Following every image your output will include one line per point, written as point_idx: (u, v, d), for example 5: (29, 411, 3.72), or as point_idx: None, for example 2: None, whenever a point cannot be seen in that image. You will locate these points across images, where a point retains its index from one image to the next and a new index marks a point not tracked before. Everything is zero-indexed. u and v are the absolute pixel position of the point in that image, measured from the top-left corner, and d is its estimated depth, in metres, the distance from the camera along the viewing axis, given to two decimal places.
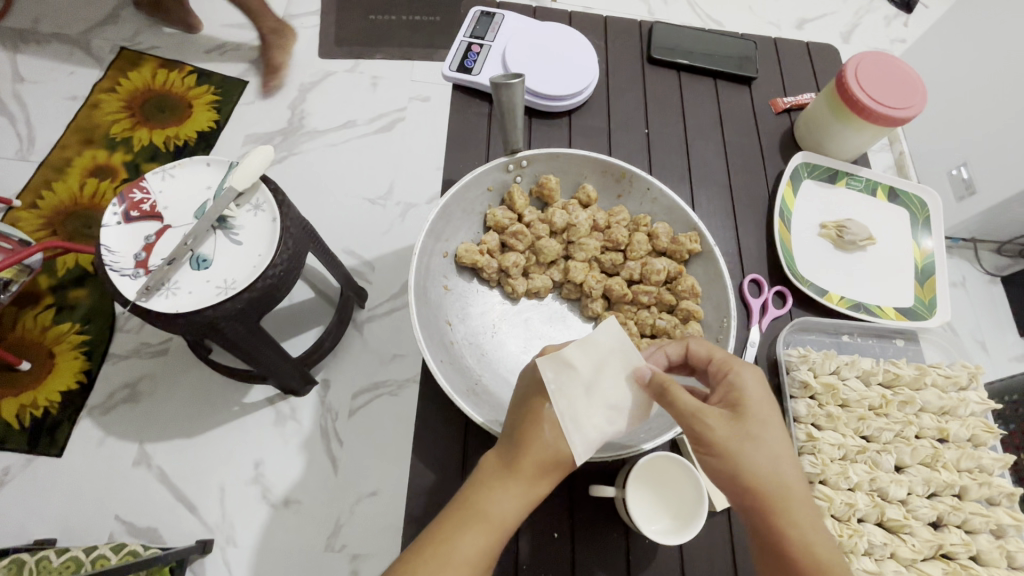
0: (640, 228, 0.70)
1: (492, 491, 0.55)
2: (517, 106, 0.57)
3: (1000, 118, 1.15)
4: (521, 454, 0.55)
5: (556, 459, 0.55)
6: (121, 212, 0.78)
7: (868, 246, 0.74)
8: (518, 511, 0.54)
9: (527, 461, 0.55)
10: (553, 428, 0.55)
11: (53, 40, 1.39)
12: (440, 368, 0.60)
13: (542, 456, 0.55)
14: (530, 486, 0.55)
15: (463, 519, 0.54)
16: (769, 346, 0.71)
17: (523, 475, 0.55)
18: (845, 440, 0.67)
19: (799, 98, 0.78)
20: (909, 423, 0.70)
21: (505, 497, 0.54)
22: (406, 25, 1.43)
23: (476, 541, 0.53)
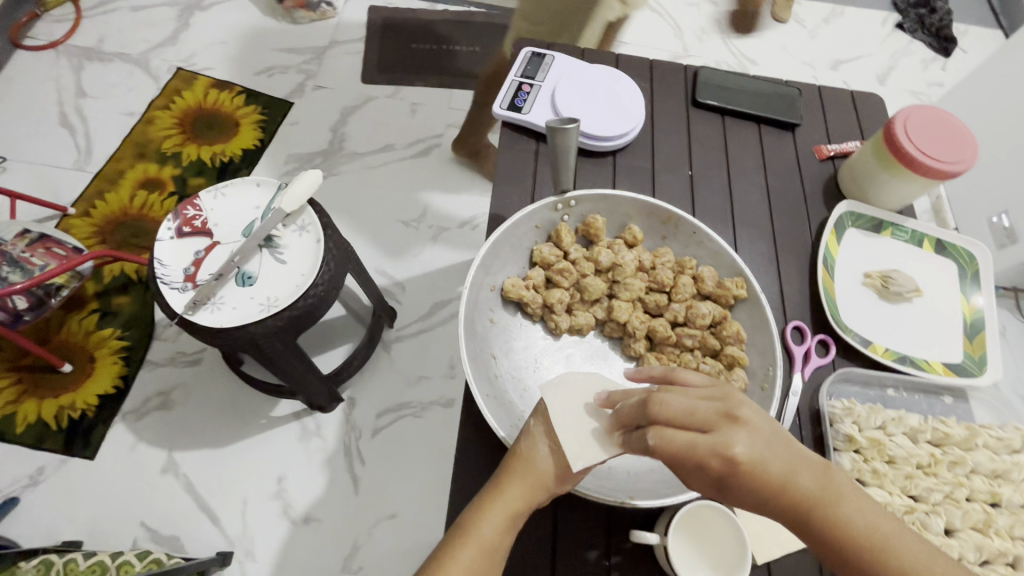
0: (685, 270, 0.61)
1: (477, 506, 0.46)
2: (571, 147, 0.54)
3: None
4: (504, 467, 0.47)
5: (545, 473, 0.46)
6: (175, 227, 0.81)
7: (917, 297, 0.63)
8: (506, 529, 0.45)
9: (511, 474, 0.47)
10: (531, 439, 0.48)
11: (117, 59, 1.48)
12: (489, 409, 0.52)
13: (524, 468, 0.47)
14: (517, 501, 0.46)
15: (451, 538, 0.45)
16: (811, 395, 0.58)
17: (509, 489, 0.46)
18: (893, 500, 0.53)
19: (846, 144, 0.70)
20: (961, 485, 0.56)
21: (492, 515, 0.45)
22: (446, 56, 1.51)
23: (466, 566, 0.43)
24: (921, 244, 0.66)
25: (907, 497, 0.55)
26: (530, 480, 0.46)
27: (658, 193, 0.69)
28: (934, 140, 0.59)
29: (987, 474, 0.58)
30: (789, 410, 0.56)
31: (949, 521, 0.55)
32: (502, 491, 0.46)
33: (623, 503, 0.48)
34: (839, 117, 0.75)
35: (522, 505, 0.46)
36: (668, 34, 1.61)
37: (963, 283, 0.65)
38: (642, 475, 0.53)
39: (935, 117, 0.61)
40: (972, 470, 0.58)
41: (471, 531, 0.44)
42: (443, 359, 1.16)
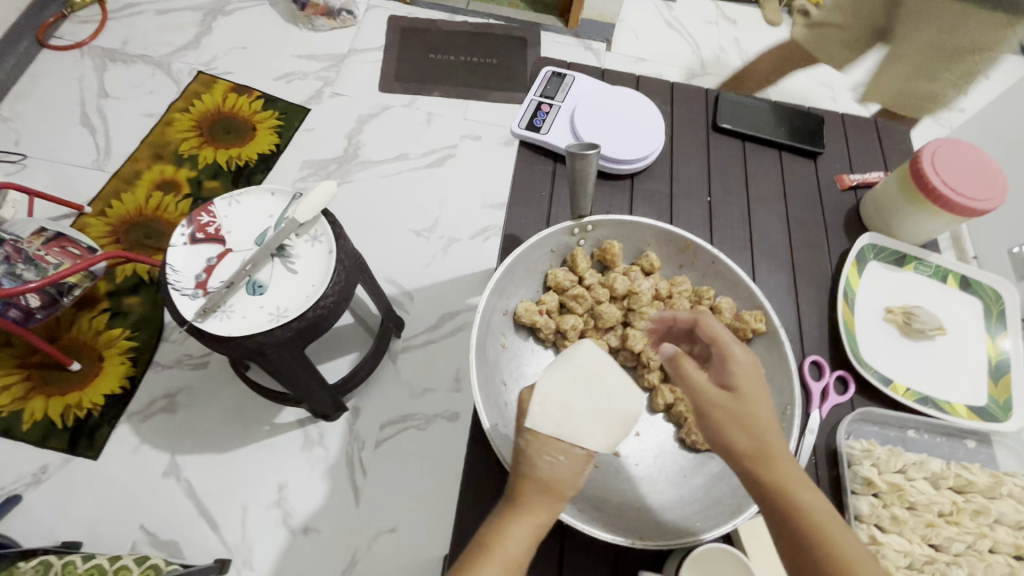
0: (702, 301, 0.60)
1: (496, 522, 0.43)
2: (590, 173, 0.53)
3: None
4: (514, 482, 0.45)
5: (557, 482, 0.44)
6: (188, 233, 0.82)
7: (940, 337, 0.61)
8: (530, 540, 0.42)
9: (524, 488, 0.44)
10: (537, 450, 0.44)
11: (139, 61, 1.50)
12: (499, 440, 0.52)
13: (535, 481, 0.44)
14: (535, 513, 0.43)
15: (469, 558, 0.41)
16: (829, 433, 0.56)
17: (526, 503, 0.43)
18: (912, 548, 0.52)
19: (869, 175, 0.69)
20: (984, 536, 0.55)
21: (514, 530, 0.42)
22: (463, 67, 1.52)
23: None
24: (945, 280, 0.65)
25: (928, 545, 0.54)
26: (544, 492, 0.43)
27: (675, 218, 0.68)
28: (970, 182, 0.58)
29: (1012, 524, 0.56)
30: (805, 449, 0.54)
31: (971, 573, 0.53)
32: (520, 505, 0.43)
33: (631, 545, 0.47)
34: (862, 146, 0.73)
35: (540, 518, 0.43)
36: (686, 52, 1.61)
37: (988, 324, 0.63)
38: (652, 514, 0.51)
39: (948, 154, 0.59)
40: (996, 520, 0.56)
41: (493, 548, 0.41)
42: (449, 372, 1.15)
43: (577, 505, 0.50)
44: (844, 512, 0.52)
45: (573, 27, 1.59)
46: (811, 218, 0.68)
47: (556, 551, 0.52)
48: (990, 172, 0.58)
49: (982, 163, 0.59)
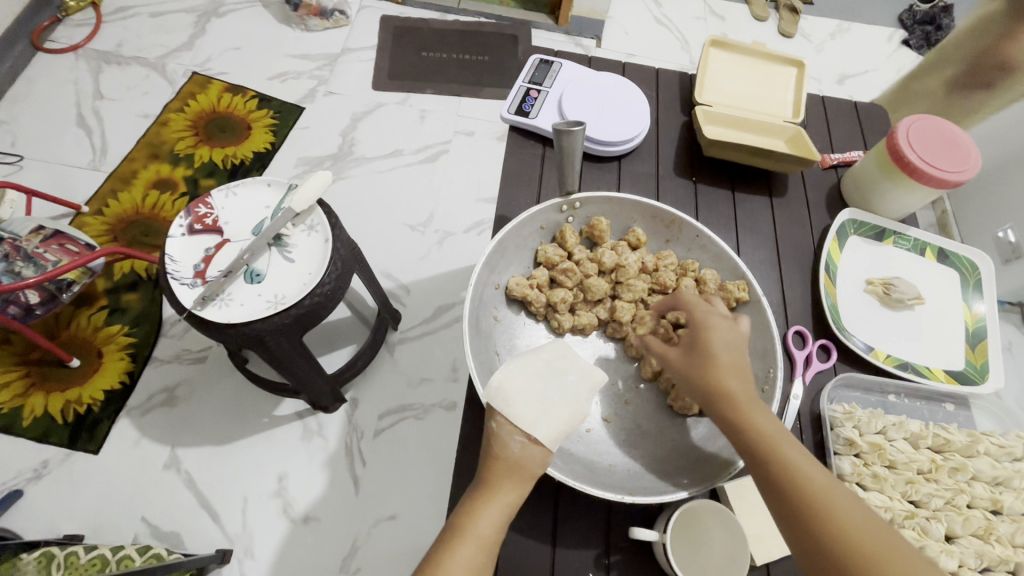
0: (688, 273, 0.62)
1: (468, 507, 0.44)
2: (577, 150, 0.54)
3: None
4: (486, 464, 0.46)
5: (524, 463, 0.46)
6: (186, 224, 0.83)
7: (919, 306, 0.63)
8: (503, 523, 0.44)
9: (495, 470, 0.45)
10: (502, 434, 0.46)
11: (134, 63, 1.51)
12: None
13: (504, 461, 0.46)
14: (506, 495, 0.45)
15: (444, 541, 0.43)
16: (812, 400, 0.58)
17: (497, 485, 0.45)
18: (893, 504, 0.54)
19: (848, 154, 0.71)
20: (961, 492, 0.57)
21: (486, 511, 0.44)
22: (456, 64, 1.54)
23: (465, 567, 0.41)
24: (922, 253, 0.67)
25: (907, 502, 0.56)
26: (514, 472, 0.45)
27: (661, 196, 0.70)
28: (946, 144, 0.61)
29: (988, 481, 0.59)
30: (789, 413, 0.57)
31: (950, 527, 0.55)
32: (492, 487, 0.45)
33: (621, 499, 0.48)
34: (843, 131, 0.76)
35: (511, 499, 0.45)
36: (675, 47, 1.63)
37: (964, 292, 0.65)
38: (641, 475, 0.53)
39: (921, 142, 0.61)
40: (973, 478, 0.58)
41: (467, 531, 0.43)
42: (445, 362, 1.17)
43: (569, 465, 0.52)
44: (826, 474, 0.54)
45: (563, 25, 1.62)
46: (795, 198, 0.70)
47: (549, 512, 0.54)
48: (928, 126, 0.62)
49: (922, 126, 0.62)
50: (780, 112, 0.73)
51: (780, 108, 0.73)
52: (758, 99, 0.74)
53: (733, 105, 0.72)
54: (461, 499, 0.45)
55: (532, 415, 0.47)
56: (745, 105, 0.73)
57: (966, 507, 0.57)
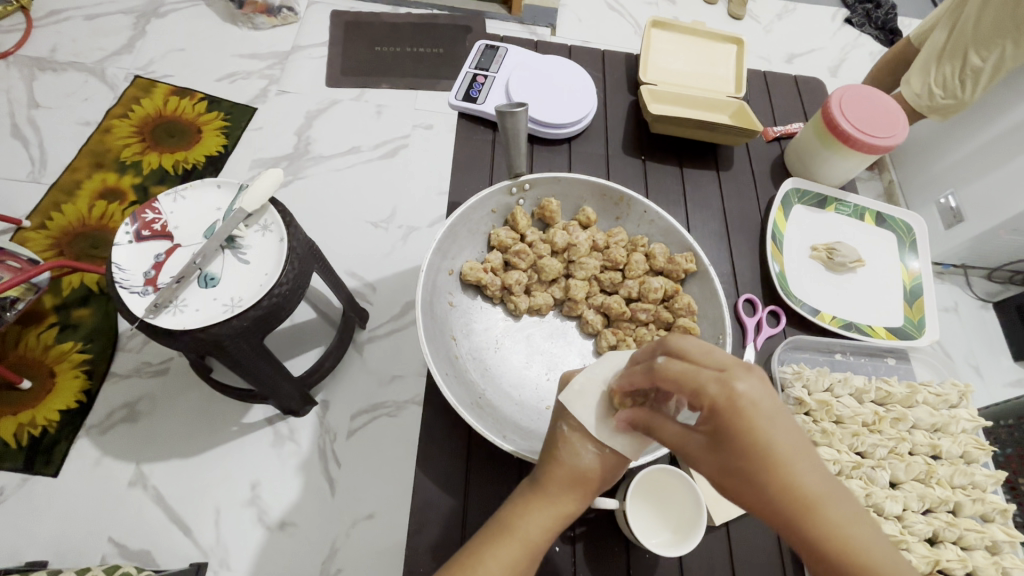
0: (637, 248, 0.65)
1: (523, 505, 0.48)
2: (520, 132, 0.56)
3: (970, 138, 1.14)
4: (549, 469, 0.49)
5: (589, 475, 0.48)
6: (133, 231, 0.80)
7: (859, 269, 0.69)
8: (552, 530, 0.47)
9: (556, 475, 0.48)
10: (571, 445, 0.48)
11: (70, 68, 1.44)
12: (448, 386, 0.54)
13: (570, 469, 0.48)
14: (561, 504, 0.48)
15: (490, 534, 0.47)
16: (763, 364, 0.64)
17: (555, 492, 0.48)
18: (840, 456, 0.60)
19: (789, 127, 0.75)
20: (903, 440, 0.63)
21: (537, 515, 0.47)
22: (410, 57, 1.51)
23: (505, 560, 0.45)
24: (863, 217, 0.73)
25: (855, 453, 0.62)
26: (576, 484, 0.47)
27: (612, 175, 0.72)
28: (872, 106, 0.66)
29: (926, 428, 0.65)
30: None
31: (894, 473, 0.62)
32: (550, 494, 0.48)
33: None
34: (785, 113, 0.79)
35: (568, 508, 0.48)
36: (628, 33, 1.65)
37: (902, 252, 0.72)
38: None
39: (863, 113, 0.65)
40: (913, 426, 0.65)
41: (515, 529, 0.46)
42: (417, 358, 1.16)
43: (531, 443, 0.55)
44: None
45: (516, 14, 1.61)
46: (740, 176, 0.74)
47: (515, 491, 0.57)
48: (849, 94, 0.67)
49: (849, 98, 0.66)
50: (724, 88, 0.75)
51: (723, 84, 0.75)
52: (701, 76, 0.76)
53: (676, 83, 0.74)
54: (516, 495, 0.49)
55: (607, 425, 0.48)
56: (689, 83, 0.75)
57: (907, 453, 0.64)
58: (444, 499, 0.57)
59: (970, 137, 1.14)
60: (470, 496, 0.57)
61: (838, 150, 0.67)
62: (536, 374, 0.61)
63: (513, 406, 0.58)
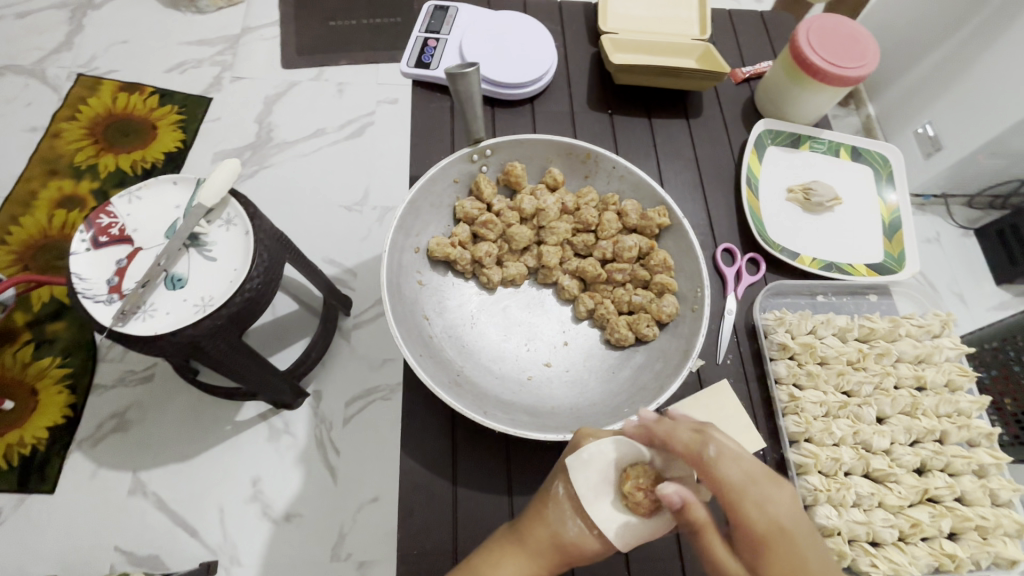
0: (609, 206, 0.63)
1: (499, 554, 0.49)
2: (476, 94, 0.54)
3: (946, 61, 1.12)
4: (533, 526, 0.50)
5: (569, 546, 0.49)
6: (89, 238, 0.76)
7: (836, 207, 0.68)
8: None
9: (537, 535, 0.49)
10: (559, 510, 0.49)
11: (8, 72, 1.37)
12: (423, 366, 0.53)
13: (553, 534, 0.49)
14: (534, 561, 0.49)
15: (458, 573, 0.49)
16: (746, 311, 0.64)
17: (534, 547, 0.49)
18: (827, 397, 0.60)
19: (758, 66, 0.73)
20: (887, 375, 0.63)
21: (511, 565, 0.48)
22: (367, 29, 1.44)
23: None
24: (838, 153, 0.72)
25: (841, 392, 0.62)
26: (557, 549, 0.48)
27: (580, 133, 0.70)
28: (835, 41, 0.63)
29: (910, 360, 0.65)
30: (726, 328, 0.62)
31: (880, 409, 0.62)
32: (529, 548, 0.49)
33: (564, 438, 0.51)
34: (753, 51, 0.77)
35: (542, 567, 0.49)
36: None
37: (879, 185, 0.71)
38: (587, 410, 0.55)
39: (830, 48, 0.63)
40: (898, 359, 0.65)
41: (487, 573, 0.48)
42: None
43: (513, 415, 0.54)
44: (765, 375, 0.61)
45: None
46: (711, 123, 0.72)
47: (503, 463, 0.57)
48: (809, 34, 0.64)
49: (812, 37, 0.64)
50: (688, 30, 0.72)
51: (686, 26, 0.72)
52: (663, 19, 0.72)
53: (637, 29, 0.71)
54: (492, 542, 0.50)
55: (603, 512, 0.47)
56: (650, 28, 0.72)
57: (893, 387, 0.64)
58: (434, 477, 0.57)
59: (948, 61, 1.11)
60: (459, 471, 0.57)
61: (809, 86, 0.65)
62: (515, 346, 0.60)
63: (493, 379, 0.57)
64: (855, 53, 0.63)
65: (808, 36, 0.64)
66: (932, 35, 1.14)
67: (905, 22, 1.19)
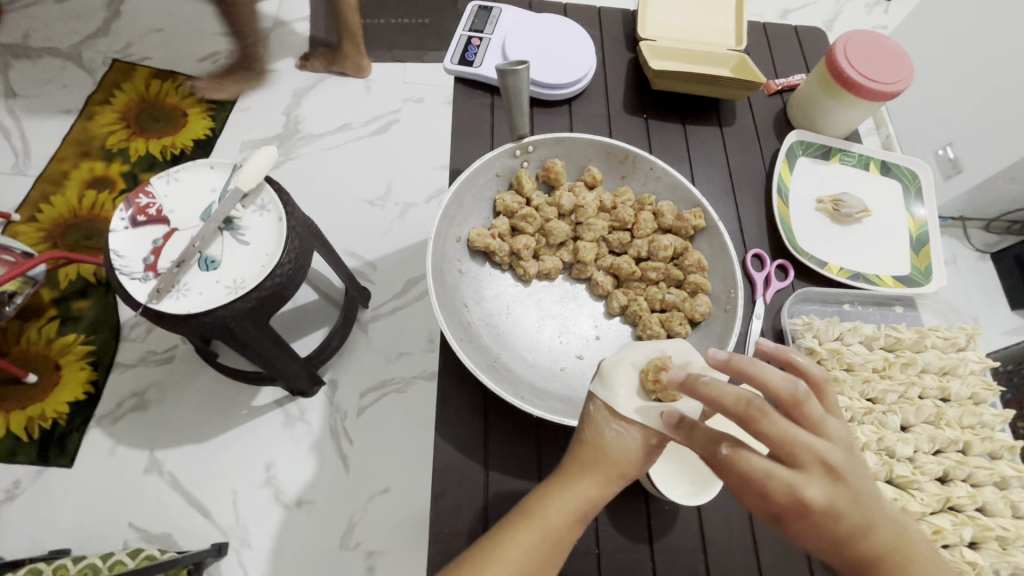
0: (645, 206, 0.64)
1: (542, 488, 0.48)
2: (522, 90, 0.55)
3: (971, 82, 1.12)
4: (575, 451, 0.49)
5: (606, 458, 0.48)
6: (128, 217, 0.78)
7: (865, 219, 0.69)
8: (572, 515, 0.46)
9: (578, 456, 0.48)
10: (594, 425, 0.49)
11: (46, 55, 1.40)
12: (462, 349, 0.54)
13: (592, 449, 0.48)
14: (580, 485, 0.47)
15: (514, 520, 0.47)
16: (774, 317, 0.66)
17: (575, 472, 0.47)
18: (852, 403, 0.61)
19: (791, 78, 0.75)
20: (913, 385, 0.64)
21: (558, 501, 0.46)
22: (395, 28, 1.46)
23: (526, 544, 0.45)
24: (868, 167, 0.73)
25: (866, 399, 0.63)
26: (595, 460, 0.47)
27: (614, 136, 0.71)
28: (870, 51, 0.65)
29: (935, 372, 0.67)
30: (754, 332, 0.64)
31: (905, 417, 0.63)
32: (568, 475, 0.47)
33: None
34: (787, 65, 0.78)
35: (589, 493, 0.46)
36: None
37: (908, 200, 0.72)
38: None
39: (867, 55, 0.65)
40: (923, 370, 0.67)
41: (535, 512, 0.46)
42: (422, 334, 1.16)
43: (548, 403, 0.55)
44: None
45: None
46: (743, 133, 0.73)
47: (531, 452, 0.59)
48: (845, 41, 0.66)
49: (847, 44, 0.65)
50: (724, 41, 0.73)
51: (723, 36, 0.73)
52: (700, 28, 0.74)
53: (675, 37, 0.73)
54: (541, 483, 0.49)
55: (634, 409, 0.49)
56: (688, 37, 0.73)
57: (917, 397, 0.65)
58: (464, 461, 0.58)
59: (974, 84, 1.12)
60: (490, 456, 0.58)
61: (843, 98, 0.67)
62: (549, 337, 0.61)
63: (527, 368, 0.58)
64: (891, 63, 0.64)
65: (844, 41, 0.66)
66: (959, 59, 1.15)
67: (931, 44, 1.21)
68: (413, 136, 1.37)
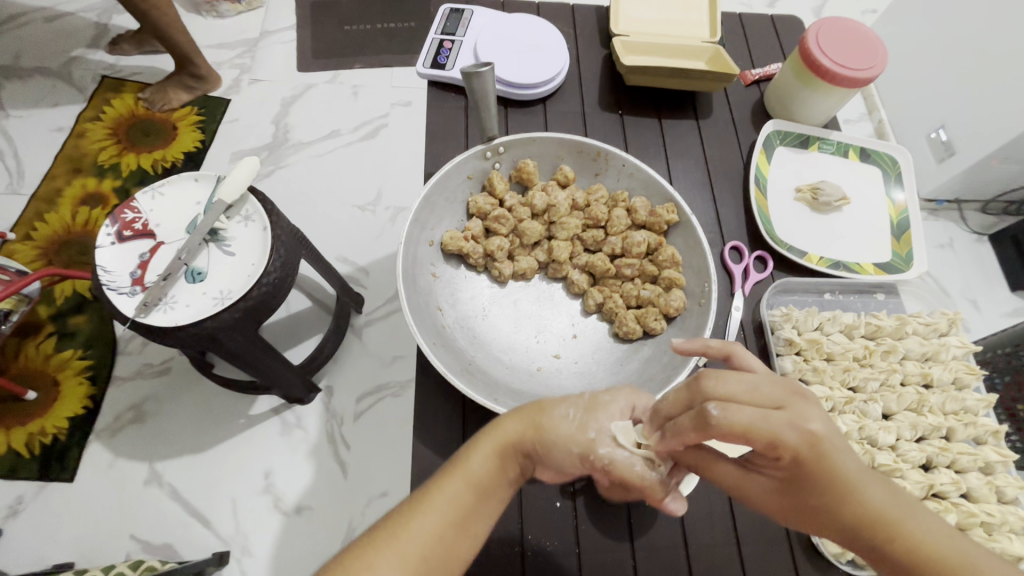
0: (618, 203, 0.64)
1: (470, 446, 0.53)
2: (489, 92, 0.56)
3: (961, 63, 1.11)
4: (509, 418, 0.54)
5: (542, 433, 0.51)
6: (114, 232, 0.79)
7: (844, 207, 0.69)
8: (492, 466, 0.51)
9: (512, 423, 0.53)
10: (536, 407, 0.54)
11: (36, 74, 1.41)
12: (435, 354, 0.55)
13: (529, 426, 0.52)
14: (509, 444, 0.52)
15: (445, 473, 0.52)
16: (753, 309, 0.66)
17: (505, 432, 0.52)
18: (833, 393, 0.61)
19: (767, 68, 0.75)
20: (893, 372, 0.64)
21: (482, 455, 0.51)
22: (381, 33, 1.46)
23: (451, 492, 0.50)
24: (846, 154, 0.73)
25: (847, 388, 0.63)
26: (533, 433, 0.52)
27: (591, 134, 0.71)
28: (843, 37, 0.64)
29: (916, 358, 0.66)
30: (734, 323, 0.64)
31: (886, 405, 0.63)
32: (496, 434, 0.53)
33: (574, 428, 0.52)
34: (763, 54, 0.78)
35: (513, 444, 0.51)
36: None
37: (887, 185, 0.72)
38: None
39: (839, 41, 0.64)
40: (904, 357, 0.66)
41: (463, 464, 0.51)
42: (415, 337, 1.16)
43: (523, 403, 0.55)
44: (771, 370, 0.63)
45: None
46: (720, 126, 0.73)
47: None
48: (818, 27, 0.65)
49: (819, 31, 0.65)
50: (698, 32, 0.73)
51: (698, 27, 0.73)
52: (674, 21, 0.74)
53: (648, 31, 0.73)
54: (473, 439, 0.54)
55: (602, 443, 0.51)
56: (662, 30, 0.73)
57: (899, 384, 0.65)
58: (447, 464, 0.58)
59: (963, 66, 1.11)
60: None
61: (817, 86, 0.67)
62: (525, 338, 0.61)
63: (503, 370, 0.58)
64: (864, 48, 0.64)
65: (818, 27, 0.65)
66: (947, 41, 1.13)
67: (920, 26, 1.19)
68: (401, 141, 1.37)
